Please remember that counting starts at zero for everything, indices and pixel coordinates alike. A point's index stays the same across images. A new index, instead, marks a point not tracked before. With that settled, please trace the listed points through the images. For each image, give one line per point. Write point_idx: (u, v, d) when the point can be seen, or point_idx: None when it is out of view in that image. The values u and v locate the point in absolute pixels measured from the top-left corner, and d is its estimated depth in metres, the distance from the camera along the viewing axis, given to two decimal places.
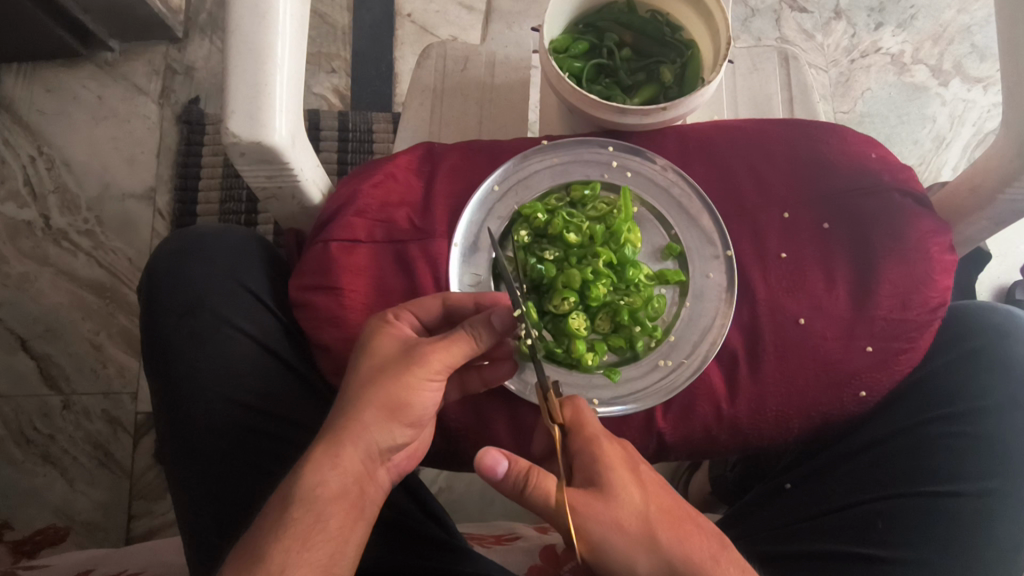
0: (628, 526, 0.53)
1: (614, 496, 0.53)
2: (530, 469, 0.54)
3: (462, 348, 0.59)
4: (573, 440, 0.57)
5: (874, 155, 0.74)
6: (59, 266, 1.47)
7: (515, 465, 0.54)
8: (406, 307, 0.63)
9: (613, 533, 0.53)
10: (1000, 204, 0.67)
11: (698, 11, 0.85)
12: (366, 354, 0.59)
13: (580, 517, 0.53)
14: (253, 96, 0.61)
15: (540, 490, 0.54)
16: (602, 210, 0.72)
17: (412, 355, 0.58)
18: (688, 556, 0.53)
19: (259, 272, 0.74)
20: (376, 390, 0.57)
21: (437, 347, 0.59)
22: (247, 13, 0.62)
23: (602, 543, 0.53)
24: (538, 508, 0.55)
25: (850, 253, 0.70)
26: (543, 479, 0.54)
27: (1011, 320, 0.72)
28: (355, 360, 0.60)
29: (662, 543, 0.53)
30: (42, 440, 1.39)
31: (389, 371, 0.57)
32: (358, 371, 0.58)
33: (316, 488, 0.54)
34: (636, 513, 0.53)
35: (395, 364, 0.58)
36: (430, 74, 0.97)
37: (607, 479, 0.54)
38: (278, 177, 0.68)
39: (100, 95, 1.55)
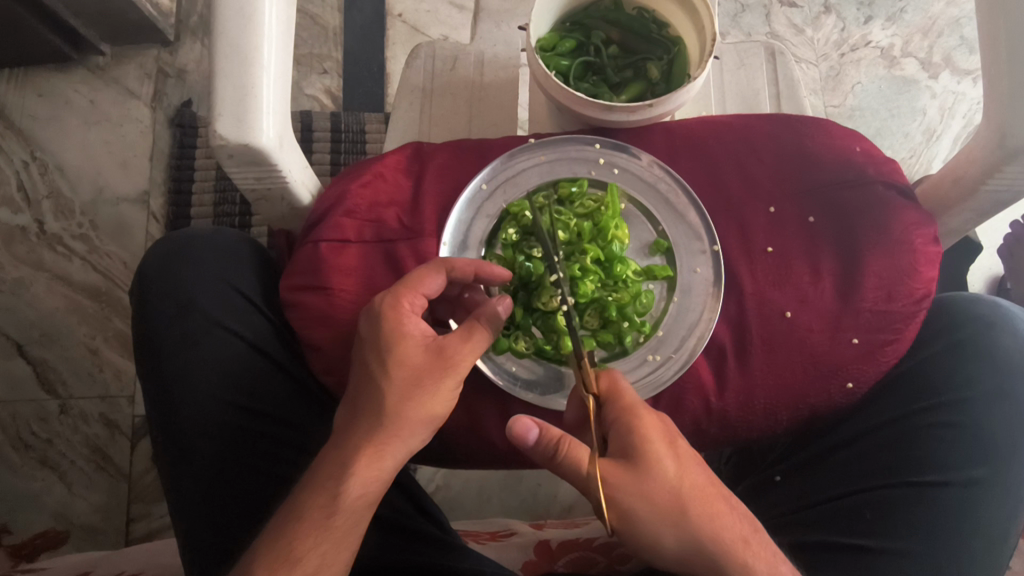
0: (658, 499, 0.55)
1: (644, 469, 0.56)
2: (562, 438, 0.57)
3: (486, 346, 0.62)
4: (609, 410, 0.59)
5: (859, 149, 0.74)
6: (54, 271, 1.48)
7: (547, 433, 0.58)
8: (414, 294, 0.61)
9: (643, 504, 0.55)
10: (983, 195, 0.67)
11: (684, 8, 0.86)
12: (395, 357, 0.59)
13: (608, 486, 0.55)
14: (240, 99, 0.62)
15: (572, 457, 0.57)
16: (589, 207, 0.73)
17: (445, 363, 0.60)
18: (718, 536, 0.56)
19: (251, 274, 0.75)
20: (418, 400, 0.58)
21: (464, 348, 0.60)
22: (232, 15, 0.62)
23: (629, 512, 0.55)
24: (571, 474, 0.57)
25: (836, 245, 0.71)
26: (575, 447, 0.57)
27: (998, 310, 0.72)
28: (381, 361, 0.59)
29: (690, 518, 0.56)
30: (40, 444, 1.40)
31: (430, 380, 0.59)
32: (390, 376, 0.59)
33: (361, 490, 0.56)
34: (667, 488, 0.55)
35: (431, 373, 0.59)
36: (420, 74, 0.98)
37: (637, 452, 0.56)
38: (267, 178, 0.68)
39: (92, 100, 1.56)
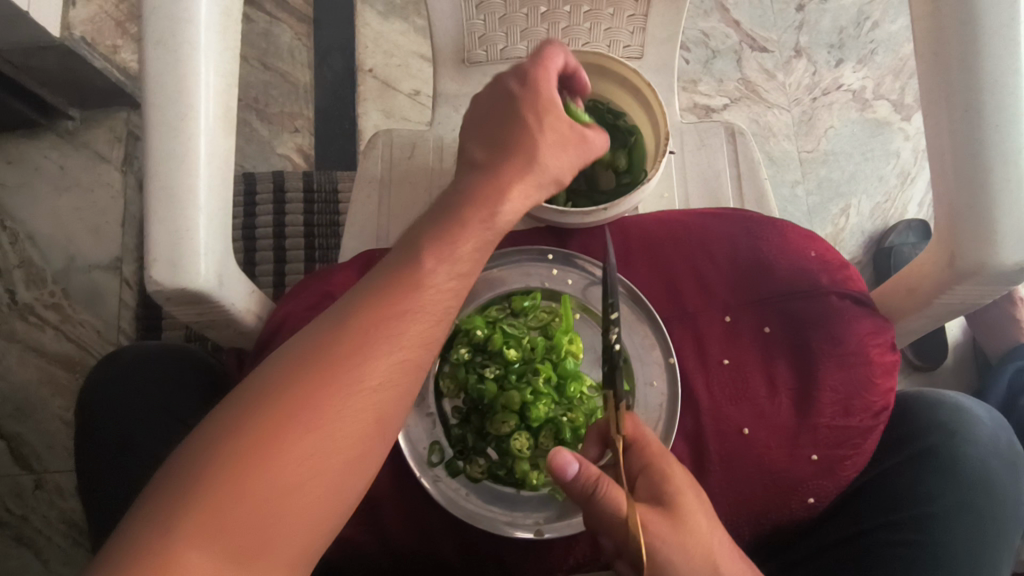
0: (694, 555, 0.52)
1: (682, 521, 0.52)
2: (601, 477, 0.53)
3: (553, 173, 0.63)
4: (637, 456, 0.56)
5: (813, 254, 0.74)
6: (27, 342, 1.47)
7: (585, 469, 0.53)
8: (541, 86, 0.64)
9: (679, 557, 0.51)
10: (938, 306, 0.67)
11: (638, 100, 0.85)
12: (471, 203, 0.58)
13: (649, 536, 0.51)
14: (174, 243, 0.60)
15: (611, 499, 0.52)
16: (543, 319, 0.73)
17: (514, 183, 0.60)
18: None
19: (190, 399, 0.79)
20: (467, 276, 0.56)
21: (525, 165, 0.61)
22: (165, 158, 0.62)
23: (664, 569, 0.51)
24: (604, 517, 0.53)
25: (792, 357, 0.70)
26: (613, 488, 0.53)
27: (958, 417, 0.71)
28: (448, 233, 0.56)
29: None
30: (16, 521, 1.40)
31: (493, 225, 0.58)
32: (451, 251, 0.56)
33: (366, 407, 0.49)
34: (704, 545, 0.52)
35: (491, 228, 0.58)
36: (377, 164, 0.97)
37: (674, 502, 0.53)
38: (209, 312, 0.67)
39: (62, 165, 1.54)
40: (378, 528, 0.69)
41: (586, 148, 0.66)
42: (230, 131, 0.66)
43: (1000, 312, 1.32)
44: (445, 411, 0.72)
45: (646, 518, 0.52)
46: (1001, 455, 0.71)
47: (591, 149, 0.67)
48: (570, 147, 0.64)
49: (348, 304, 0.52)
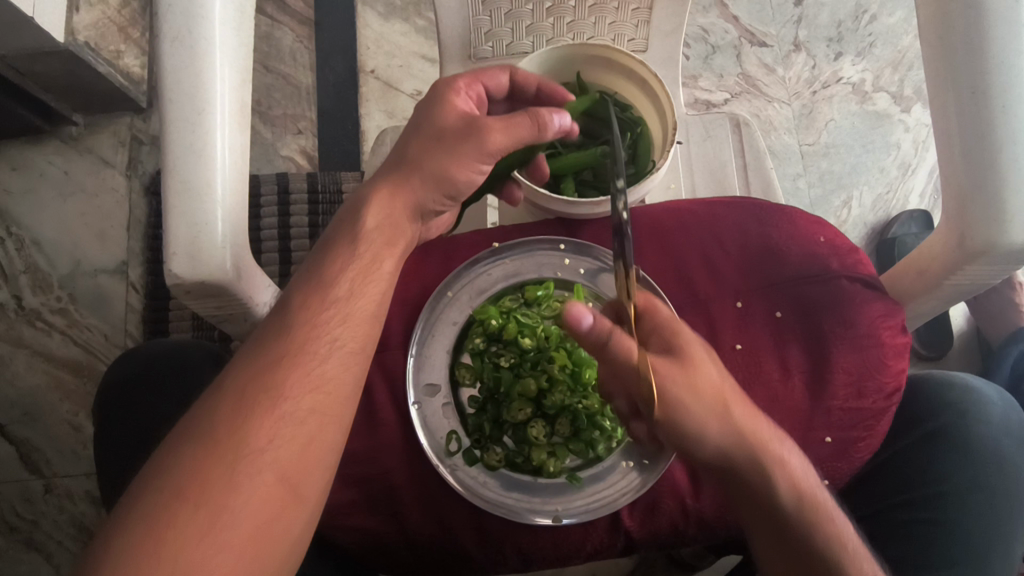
0: (704, 393, 0.58)
1: (691, 366, 0.58)
2: (613, 329, 0.57)
3: (424, 175, 0.66)
4: (646, 319, 0.60)
5: (822, 239, 0.75)
6: (34, 347, 1.47)
7: (599, 322, 0.57)
8: (424, 105, 0.69)
9: (692, 396, 0.57)
10: (948, 288, 0.67)
11: (644, 91, 0.85)
12: (341, 239, 0.63)
13: (662, 379, 0.57)
14: (193, 236, 0.61)
15: (623, 346, 0.56)
16: (556, 308, 0.72)
17: (378, 191, 0.65)
18: (755, 437, 0.60)
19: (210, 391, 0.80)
20: (343, 304, 0.60)
21: (397, 173, 0.66)
22: (181, 153, 0.62)
23: (678, 409, 0.57)
24: (618, 364, 0.58)
25: (804, 341, 0.70)
26: (625, 338, 0.57)
27: (971, 396, 0.72)
28: (318, 280, 0.61)
29: (733, 415, 0.59)
30: (26, 526, 1.40)
31: (358, 242, 0.63)
32: (324, 295, 0.60)
33: (269, 461, 0.52)
34: (711, 384, 0.58)
35: (358, 248, 0.63)
36: (386, 161, 0.98)
37: (683, 348, 0.58)
38: (228, 305, 0.67)
39: (67, 171, 1.54)
40: (396, 517, 0.70)
41: (476, 138, 0.66)
42: (245, 125, 0.67)
43: (1004, 300, 1.33)
44: (462, 401, 0.72)
45: (659, 365, 0.57)
46: (1011, 433, 0.71)
47: (486, 141, 0.66)
48: (447, 144, 0.66)
49: (227, 378, 0.56)
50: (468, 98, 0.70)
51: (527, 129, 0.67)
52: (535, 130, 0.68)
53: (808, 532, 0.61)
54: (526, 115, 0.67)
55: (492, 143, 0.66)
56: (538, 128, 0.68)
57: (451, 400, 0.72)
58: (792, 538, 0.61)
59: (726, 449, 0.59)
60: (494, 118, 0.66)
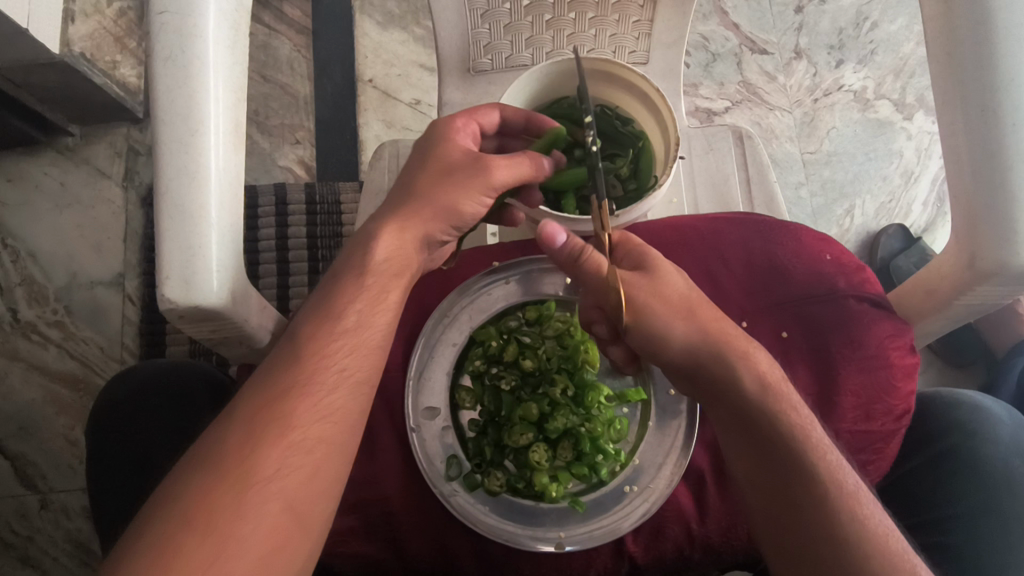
0: (670, 299, 0.61)
1: (659, 275, 0.61)
2: (586, 246, 0.62)
3: (434, 207, 0.64)
4: (623, 246, 0.65)
5: (828, 257, 0.73)
6: (30, 361, 1.45)
7: (572, 241, 0.62)
8: (425, 143, 0.68)
9: (655, 300, 0.60)
10: (958, 308, 0.66)
11: (646, 106, 0.84)
12: (349, 268, 0.61)
13: (629, 289, 0.60)
14: (187, 260, 0.60)
15: (594, 260, 0.62)
16: (559, 328, 0.71)
17: (386, 226, 0.63)
18: (719, 329, 0.61)
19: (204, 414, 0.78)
20: (351, 337, 0.58)
21: (403, 207, 0.64)
22: (174, 174, 0.61)
23: (645, 311, 0.60)
24: (590, 279, 0.63)
25: (811, 362, 0.69)
26: (596, 254, 0.62)
27: (979, 416, 0.70)
28: (328, 310, 0.59)
29: (700, 319, 0.61)
30: (22, 542, 1.39)
31: (367, 273, 0.61)
32: (333, 325, 0.58)
33: (277, 497, 0.50)
34: (678, 291, 0.61)
35: (366, 279, 0.60)
36: (385, 176, 0.96)
37: (654, 262, 0.62)
38: (222, 328, 0.66)
39: (62, 182, 1.53)
40: (395, 543, 0.68)
41: (484, 173, 0.65)
42: (239, 145, 0.65)
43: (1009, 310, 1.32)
44: (462, 424, 0.71)
45: (626, 277, 0.61)
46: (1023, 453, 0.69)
47: (493, 176, 0.65)
48: (455, 177, 0.65)
49: (234, 408, 0.54)
50: (467, 134, 0.69)
51: (529, 170, 0.69)
52: (530, 159, 0.68)
53: (788, 450, 0.58)
54: (528, 155, 0.69)
55: (499, 178, 0.66)
56: (534, 168, 0.70)
57: (451, 424, 0.70)
58: (763, 446, 0.59)
59: (695, 353, 0.61)
60: (499, 155, 0.67)
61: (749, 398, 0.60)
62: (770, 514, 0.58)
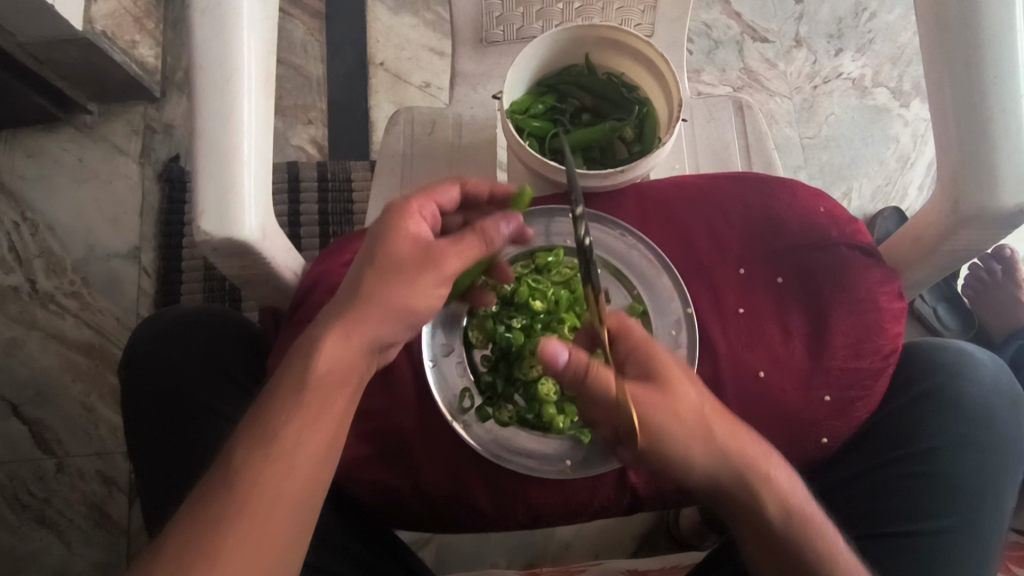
0: (685, 419, 0.59)
1: (672, 392, 0.59)
2: (589, 361, 0.58)
3: (381, 310, 0.61)
4: (622, 343, 0.60)
5: (823, 209, 0.77)
6: (48, 330, 1.49)
7: (574, 357, 0.59)
8: (374, 232, 0.64)
9: (671, 421, 0.59)
10: (942, 254, 0.70)
11: (651, 72, 0.87)
12: (284, 384, 0.57)
13: (642, 408, 0.58)
14: (221, 195, 0.64)
15: (600, 380, 0.58)
16: (566, 274, 0.75)
17: (330, 329, 0.59)
18: (738, 441, 0.60)
19: (240, 357, 0.79)
20: (286, 461, 0.54)
21: (348, 312, 0.60)
22: (210, 117, 0.65)
23: (662, 433, 0.59)
24: (598, 402, 0.59)
25: (805, 306, 0.74)
26: (602, 370, 0.58)
27: (962, 359, 0.75)
28: (263, 430, 0.55)
29: (717, 439, 0.59)
30: (38, 504, 1.42)
31: (305, 389, 0.56)
32: (267, 450, 0.54)
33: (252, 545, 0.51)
34: (692, 409, 0.59)
35: (303, 394, 0.56)
36: (400, 141, 0.99)
37: (665, 375, 0.59)
38: (251, 265, 0.70)
39: (81, 158, 1.57)
40: (412, 470, 0.73)
41: (433, 268, 0.63)
42: (270, 94, 0.70)
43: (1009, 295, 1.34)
44: (476, 360, 0.76)
45: (638, 395, 0.58)
46: (1002, 394, 0.75)
47: (442, 269, 0.63)
48: (403, 276, 0.62)
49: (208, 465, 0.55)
50: (422, 220, 0.65)
51: (478, 245, 0.65)
52: (480, 243, 0.66)
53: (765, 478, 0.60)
54: (476, 231, 0.66)
55: (448, 269, 0.63)
56: (486, 242, 0.66)
57: (466, 360, 0.75)
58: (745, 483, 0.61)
59: (715, 472, 0.60)
60: (448, 244, 0.64)
61: (750, 474, 0.60)
62: (753, 533, 0.62)
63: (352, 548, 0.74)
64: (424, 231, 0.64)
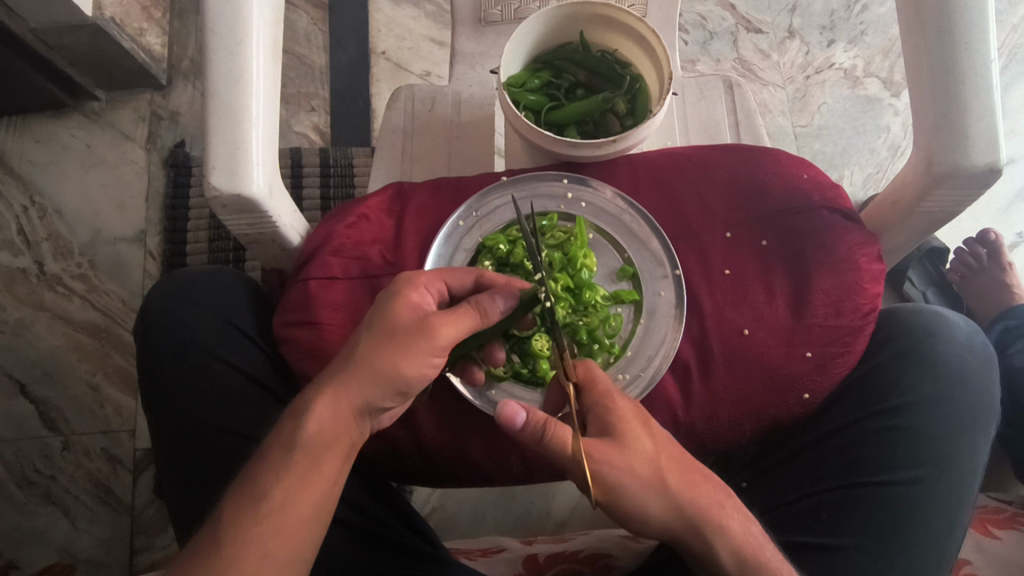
0: (641, 472, 0.58)
1: (627, 443, 0.59)
2: (546, 420, 0.60)
3: (371, 374, 0.61)
4: (586, 396, 0.62)
5: (806, 176, 0.81)
6: (54, 310, 1.44)
7: (532, 417, 0.60)
8: (376, 300, 0.65)
9: (627, 477, 0.58)
10: (919, 215, 0.74)
11: (643, 48, 0.91)
12: (277, 446, 0.59)
13: (598, 464, 0.58)
14: (231, 153, 0.67)
15: (557, 439, 0.59)
16: (559, 238, 0.78)
17: (322, 395, 0.61)
18: (691, 493, 0.60)
19: (247, 309, 0.83)
20: (274, 519, 0.56)
21: (340, 375, 0.61)
22: (221, 79, 0.69)
23: (617, 485, 0.58)
24: (557, 456, 0.60)
25: (788, 267, 0.77)
26: (559, 429, 0.60)
27: (936, 319, 0.78)
28: (251, 491, 0.57)
29: (672, 489, 0.59)
30: (44, 481, 1.35)
31: (294, 449, 0.59)
32: (255, 508, 0.56)
33: None
34: (647, 460, 0.59)
35: (293, 454, 0.59)
36: (400, 117, 1.02)
37: (620, 430, 0.59)
38: (258, 224, 0.74)
39: (89, 144, 1.53)
40: (410, 423, 0.76)
41: (425, 335, 0.62)
42: (277, 61, 0.73)
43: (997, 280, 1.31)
44: None
45: (592, 447, 0.58)
46: (975, 352, 0.78)
47: (434, 339, 0.62)
48: (398, 342, 0.61)
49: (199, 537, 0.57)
50: (426, 291, 0.66)
51: (473, 317, 0.64)
52: (478, 317, 0.64)
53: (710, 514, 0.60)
54: (472, 303, 0.64)
55: (441, 339, 0.62)
56: (483, 317, 0.65)
57: None
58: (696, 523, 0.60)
59: (670, 525, 0.60)
60: (442, 313, 0.63)
61: (699, 504, 0.60)
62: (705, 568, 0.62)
63: (355, 498, 0.78)
64: (427, 303, 0.65)
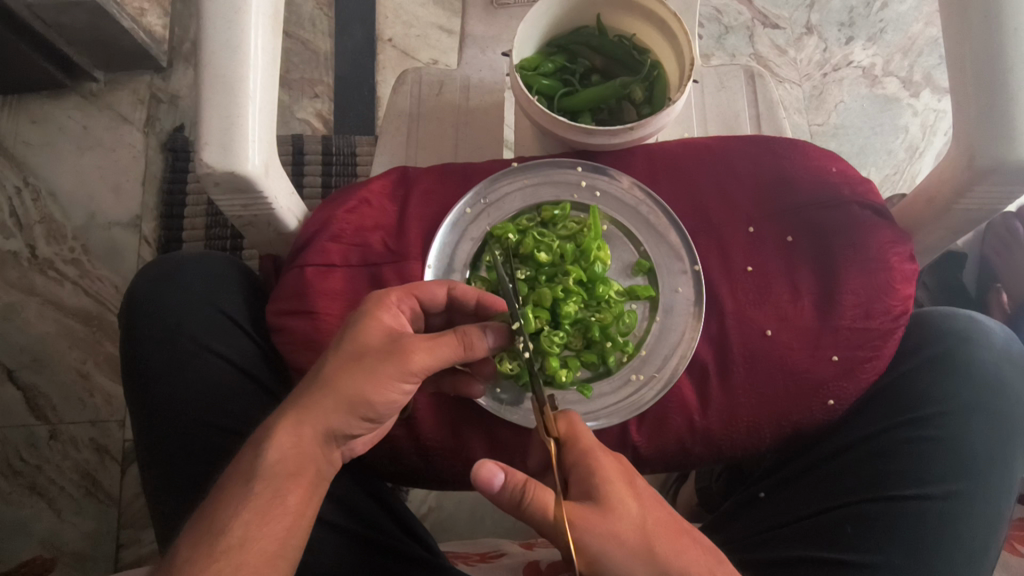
0: (627, 538, 0.52)
1: (611, 508, 0.52)
2: (527, 482, 0.53)
3: (337, 399, 0.57)
4: (567, 454, 0.56)
5: (835, 169, 0.76)
6: (45, 295, 1.39)
7: (511, 478, 0.54)
8: (347, 319, 0.61)
9: (611, 546, 0.51)
10: (957, 213, 0.69)
11: (664, 34, 0.86)
12: (235, 478, 0.55)
13: (581, 531, 0.51)
14: (225, 128, 0.63)
15: (539, 503, 0.53)
16: (572, 228, 0.73)
17: (283, 422, 0.57)
18: (678, 560, 0.52)
19: (238, 295, 0.78)
20: (233, 557, 0.51)
21: (302, 400, 0.57)
22: (218, 49, 0.64)
23: (600, 556, 0.51)
24: (538, 522, 0.53)
25: (814, 265, 0.73)
26: (541, 491, 0.53)
27: (971, 325, 0.74)
28: (209, 530, 0.52)
29: (658, 556, 0.52)
30: (29, 470, 1.31)
31: (254, 480, 0.54)
32: (212, 547, 0.51)
33: None
34: (633, 525, 0.52)
35: (253, 487, 0.54)
36: (407, 100, 0.98)
37: (604, 494, 0.53)
38: (252, 205, 0.69)
39: (86, 125, 1.48)
40: (411, 423, 0.71)
41: (397, 358, 0.57)
42: (278, 32, 0.68)
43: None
44: None
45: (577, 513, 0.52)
46: (1012, 361, 0.73)
47: (407, 363, 0.57)
48: (366, 366, 0.57)
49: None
50: (399, 312, 0.62)
51: (455, 347, 0.59)
52: (458, 348, 0.60)
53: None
54: (456, 332, 0.60)
55: (414, 365, 0.57)
56: (464, 348, 0.60)
57: None
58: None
59: None
60: (419, 336, 0.59)
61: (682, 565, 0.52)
62: None
63: (351, 499, 0.74)
64: (401, 326, 0.61)
